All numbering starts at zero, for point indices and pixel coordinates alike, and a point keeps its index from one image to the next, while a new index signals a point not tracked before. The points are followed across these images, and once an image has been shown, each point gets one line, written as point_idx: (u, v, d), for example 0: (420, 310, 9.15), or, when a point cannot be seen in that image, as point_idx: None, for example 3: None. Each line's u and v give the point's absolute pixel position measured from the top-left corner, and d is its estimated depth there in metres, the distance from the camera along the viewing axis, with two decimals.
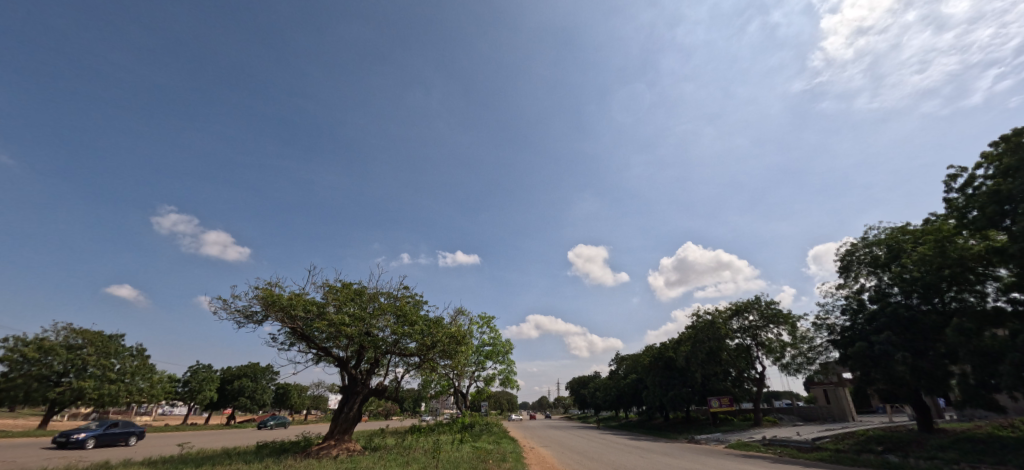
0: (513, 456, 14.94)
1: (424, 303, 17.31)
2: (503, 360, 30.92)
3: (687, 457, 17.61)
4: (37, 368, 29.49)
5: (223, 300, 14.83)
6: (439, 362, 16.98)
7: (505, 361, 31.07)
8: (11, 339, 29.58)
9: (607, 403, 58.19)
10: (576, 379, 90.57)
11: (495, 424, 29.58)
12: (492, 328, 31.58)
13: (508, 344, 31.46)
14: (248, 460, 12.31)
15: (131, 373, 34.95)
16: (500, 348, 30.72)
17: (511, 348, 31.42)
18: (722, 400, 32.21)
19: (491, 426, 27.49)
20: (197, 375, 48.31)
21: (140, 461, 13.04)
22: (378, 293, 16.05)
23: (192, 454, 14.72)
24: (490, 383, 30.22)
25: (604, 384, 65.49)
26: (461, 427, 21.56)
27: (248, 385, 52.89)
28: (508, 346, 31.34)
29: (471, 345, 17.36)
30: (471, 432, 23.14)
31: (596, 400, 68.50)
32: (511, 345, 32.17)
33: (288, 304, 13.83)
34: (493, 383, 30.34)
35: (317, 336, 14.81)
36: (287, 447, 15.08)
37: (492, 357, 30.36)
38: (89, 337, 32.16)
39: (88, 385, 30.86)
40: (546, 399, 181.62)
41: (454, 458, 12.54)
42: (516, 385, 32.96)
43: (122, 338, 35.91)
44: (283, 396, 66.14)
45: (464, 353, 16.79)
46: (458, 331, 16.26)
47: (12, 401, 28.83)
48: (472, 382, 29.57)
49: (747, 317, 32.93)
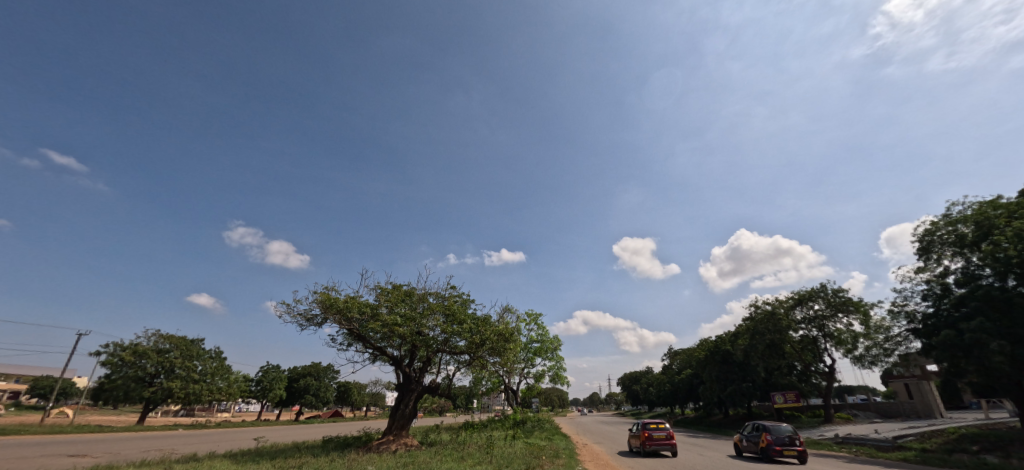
0: (566, 452, 14.82)
1: (472, 302, 17.46)
2: (552, 356, 30.84)
3: (752, 456, 16.52)
4: (134, 370, 33.04)
5: (286, 304, 15.84)
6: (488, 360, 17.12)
7: (554, 358, 31.09)
8: (112, 344, 33.27)
9: (661, 399, 56.57)
10: (628, 375, 88.62)
11: (548, 420, 29.48)
12: (540, 325, 31.66)
13: (557, 340, 31.56)
14: (316, 453, 13.09)
15: (211, 373, 38.22)
16: (548, 345, 30.66)
17: (559, 344, 31.29)
18: (787, 395, 30.31)
19: (543, 422, 27.43)
20: (267, 374, 52.11)
21: (222, 454, 14.02)
22: (427, 293, 16.46)
23: (267, 448, 15.74)
24: (540, 380, 30.25)
25: (657, 379, 63.49)
26: (513, 424, 21.64)
27: (313, 383, 56.33)
28: (556, 343, 31.20)
29: (519, 342, 17.35)
30: (523, 429, 23.06)
31: (650, 395, 66.56)
32: (559, 341, 32.10)
33: (344, 307, 14.51)
34: (543, 380, 30.31)
35: (372, 336, 15.38)
36: (350, 441, 15.89)
37: (541, 353, 30.37)
38: (175, 342, 35.55)
39: (175, 385, 34.07)
40: (598, 396, 179.90)
41: (507, 454, 12.66)
42: (566, 381, 32.72)
43: (201, 342, 39.29)
44: (344, 393, 69.95)
45: (512, 351, 16.81)
46: (506, 329, 16.25)
47: (115, 400, 32.52)
48: (522, 379, 29.75)
49: (812, 306, 30.68)
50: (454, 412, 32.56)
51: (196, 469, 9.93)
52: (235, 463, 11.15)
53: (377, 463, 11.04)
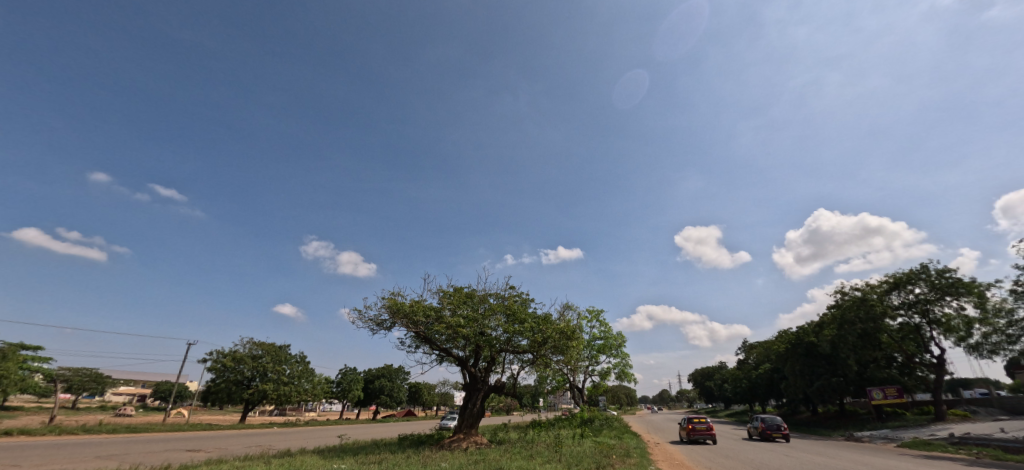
0: (637, 451, 14.35)
1: (532, 301, 17.52)
2: (617, 353, 30.18)
3: (849, 458, 14.97)
4: (233, 375, 37.01)
5: (358, 311, 16.83)
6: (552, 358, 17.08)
7: (620, 355, 30.41)
8: (215, 352, 37.42)
9: (737, 396, 53.24)
10: (700, 371, 84.44)
11: (616, 418, 28.88)
12: (602, 322, 31.13)
13: (620, 336, 30.86)
14: (393, 450, 13.84)
15: (298, 376, 41.59)
16: (612, 342, 30.03)
17: (623, 340, 30.57)
18: (886, 390, 27.29)
19: (612, 420, 26.90)
20: (346, 376, 56.02)
21: (312, 450, 15.29)
22: (487, 294, 16.76)
23: (350, 444, 16.94)
24: (605, 378, 29.73)
25: (731, 374, 59.81)
26: (582, 422, 21.52)
27: (386, 384, 59.63)
28: (620, 339, 30.51)
29: (581, 339, 17.11)
30: (591, 428, 22.80)
31: (725, 392, 62.81)
32: (623, 337, 31.33)
33: (410, 311, 15.19)
34: (608, 377, 29.75)
35: (437, 338, 15.93)
36: (424, 439, 16.62)
37: (605, 350, 29.85)
38: (265, 348, 39.12)
39: (268, 387, 37.59)
40: (668, 393, 173.26)
41: (577, 452, 12.55)
42: (633, 378, 31.86)
43: (288, 348, 42.86)
44: (415, 394, 73.34)
45: (575, 348, 16.64)
46: (567, 326, 16.11)
47: (221, 400, 36.62)
48: (588, 377, 29.37)
49: (912, 290, 27.35)
50: (522, 412, 32.84)
51: (291, 462, 10.89)
52: (323, 458, 12.11)
53: (450, 460, 11.44)
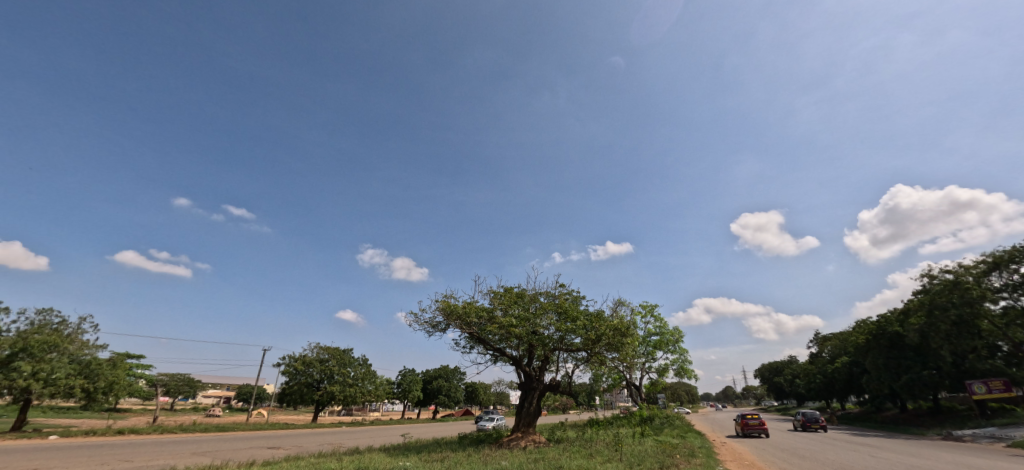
0: (703, 451, 13.71)
1: (583, 299, 17.32)
2: (674, 349, 29.15)
3: (951, 460, 13.39)
4: (304, 378, 39.82)
5: (414, 314, 17.48)
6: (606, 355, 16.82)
7: (678, 351, 29.36)
8: (288, 356, 40.33)
9: (811, 392, 49.54)
10: (768, 366, 79.39)
11: (677, 416, 27.86)
12: (657, 317, 30.21)
13: (677, 331, 29.80)
14: (454, 448, 14.23)
15: (361, 378, 43.74)
16: (668, 337, 29.03)
17: (681, 336, 29.45)
18: (989, 384, 24.32)
19: (673, 419, 25.94)
20: (406, 377, 58.33)
21: (379, 448, 16.08)
22: (538, 293, 16.80)
23: (413, 443, 17.62)
24: (664, 375, 28.80)
25: (804, 369, 55.68)
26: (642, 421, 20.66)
27: (444, 384, 61.40)
28: (677, 335, 29.44)
29: (637, 336, 16.67)
30: (653, 426, 22.05)
31: (797, 388, 58.51)
32: (680, 332, 30.20)
33: (463, 313, 15.55)
34: (667, 374, 28.78)
35: (491, 338, 16.19)
36: (483, 437, 16.94)
37: (662, 347, 28.92)
38: (331, 352, 41.59)
39: (336, 389, 39.94)
40: (731, 390, 164.61)
41: (638, 452, 12.23)
42: (693, 375, 30.58)
43: (352, 351, 45.24)
44: (472, 393, 74.98)
45: (630, 345, 16.26)
46: (621, 322, 15.75)
47: (295, 402, 39.44)
48: (644, 374, 28.62)
49: (1017, 270, 24.17)
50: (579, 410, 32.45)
51: (362, 459, 11.53)
52: (390, 456, 12.71)
53: (510, 458, 11.53)
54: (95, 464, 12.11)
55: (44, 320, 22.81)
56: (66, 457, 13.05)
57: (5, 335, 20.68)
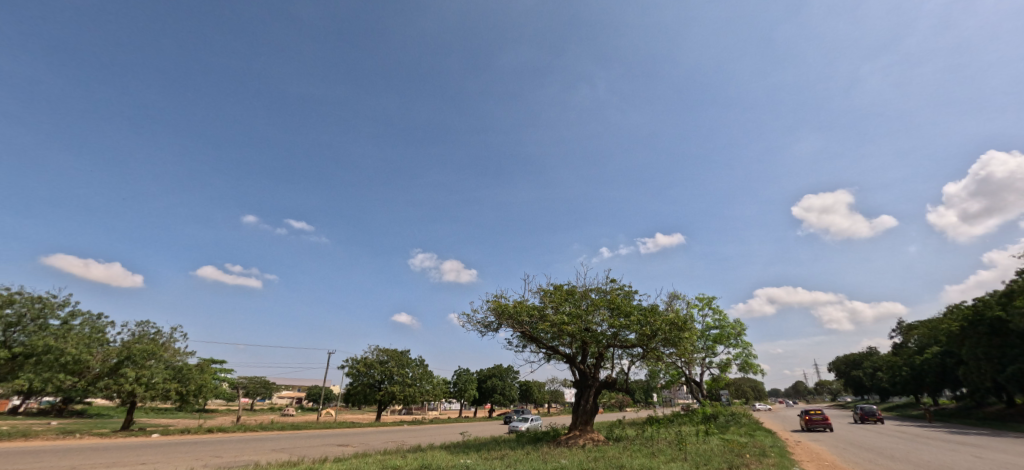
0: (776, 451, 12.88)
1: (635, 293, 16.89)
2: (736, 343, 27.78)
3: None
4: (367, 378, 41.98)
5: (467, 315, 17.87)
6: (663, 351, 16.31)
7: (740, 345, 27.99)
8: (350, 359, 42.62)
9: (897, 387, 45.17)
10: (845, 359, 73.27)
11: (743, 413, 26.49)
12: (716, 310, 28.97)
13: (739, 325, 28.39)
14: (513, 446, 14.36)
15: (419, 378, 45.16)
16: (729, 331, 27.71)
17: (742, 328, 28.00)
18: None
19: (739, 416, 24.65)
20: (461, 377, 59.74)
21: (440, 445, 16.57)
22: (588, 290, 16.59)
23: (473, 440, 17.99)
24: (726, 370, 27.55)
25: (887, 361, 50.90)
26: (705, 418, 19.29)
27: (498, 383, 62.33)
28: (738, 328, 28.02)
29: (695, 330, 16.01)
30: (718, 424, 21.07)
31: (881, 382, 53.41)
32: (741, 325, 28.69)
33: (514, 312, 15.63)
34: (729, 369, 27.47)
35: (543, 336, 16.21)
36: (540, 436, 16.99)
37: (722, 341, 27.64)
38: (389, 354, 43.44)
39: (396, 389, 41.66)
40: (801, 385, 153.74)
41: (703, 451, 11.74)
42: (758, 370, 28.96)
43: (409, 353, 46.91)
44: (526, 391, 75.51)
45: (688, 340, 15.65)
46: (677, 316, 15.19)
47: (359, 401, 41.62)
48: (705, 370, 27.50)
49: None
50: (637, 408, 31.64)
51: (425, 457, 11.93)
52: (451, 453, 13.06)
53: (569, 456, 11.46)
54: (191, 459, 13.43)
55: (143, 331, 25.52)
56: (168, 453, 14.58)
57: (113, 345, 23.32)
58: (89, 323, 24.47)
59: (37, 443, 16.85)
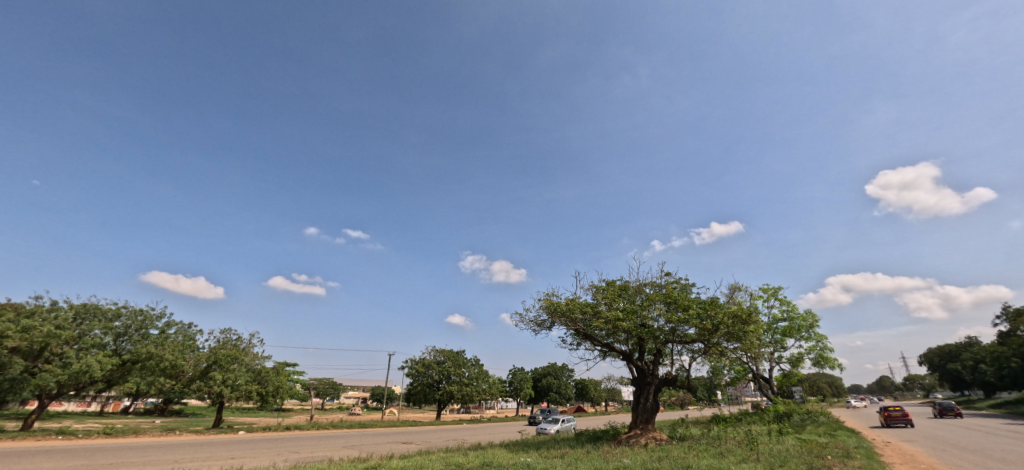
0: (861, 452, 11.82)
1: (692, 287, 16.21)
2: (808, 336, 25.91)
3: None
4: (426, 379, 43.48)
5: (519, 314, 18.04)
6: (727, 346, 15.55)
7: (814, 338, 26.05)
8: (410, 359, 44.33)
9: (1007, 381, 39.85)
10: (941, 350, 65.70)
11: (820, 411, 24.61)
12: (783, 300, 27.16)
13: (810, 315, 26.47)
14: (573, 445, 14.30)
15: (476, 377, 45.89)
16: (799, 323, 25.91)
17: (815, 320, 26.03)
18: None
19: (817, 414, 22.89)
20: (516, 376, 60.16)
21: (500, 444, 16.79)
22: (642, 285, 16.17)
23: (532, 439, 18.07)
24: (798, 365, 25.75)
25: (992, 352, 45.04)
26: (777, 417, 18.06)
27: (553, 382, 62.50)
28: (810, 319, 26.11)
29: (761, 323, 15.10)
30: (792, 423, 19.71)
31: (987, 376, 47.34)
32: (813, 316, 26.68)
33: (567, 309, 15.55)
34: (802, 365, 25.65)
35: (598, 333, 16.00)
36: (600, 434, 16.78)
37: (792, 334, 25.89)
38: (446, 354, 44.72)
39: (454, 388, 42.82)
40: (887, 381, 139.86)
41: (778, 452, 11.05)
42: (836, 364, 26.81)
43: (465, 353, 47.91)
44: (582, 390, 74.79)
45: (754, 333, 14.79)
46: (740, 309, 14.39)
47: (420, 401, 43.22)
48: (774, 366, 25.85)
49: None
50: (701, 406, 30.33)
51: (486, 454, 12.16)
52: (511, 451, 13.24)
53: (631, 456, 11.24)
54: (274, 454, 14.59)
55: (227, 338, 28.01)
56: (255, 448, 15.93)
57: (202, 350, 25.89)
58: (180, 332, 26.78)
59: (147, 439, 19.07)
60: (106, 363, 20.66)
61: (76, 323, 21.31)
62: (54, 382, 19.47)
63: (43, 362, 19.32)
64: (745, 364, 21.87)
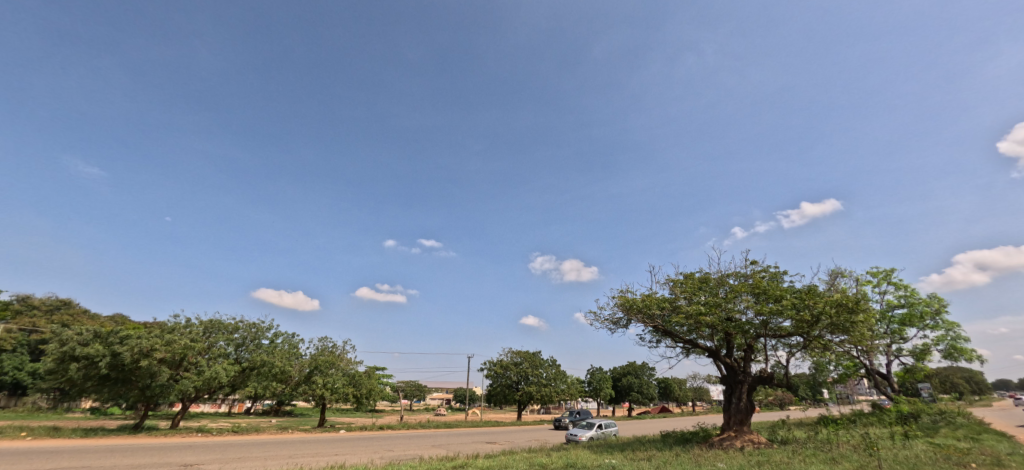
0: (1019, 460, 9.96)
1: (784, 275, 14.86)
2: (935, 324, 22.46)
3: None
4: (504, 380, 44.38)
5: (594, 312, 17.82)
6: (831, 339, 13.99)
7: (941, 325, 22.52)
8: (488, 361, 45.53)
9: None
10: None
11: (958, 411, 21.14)
12: (899, 284, 23.82)
13: (934, 299, 22.97)
14: (660, 447, 13.78)
15: (553, 378, 45.76)
16: (921, 309, 22.58)
17: (943, 306, 22.50)
18: None
19: (954, 415, 19.70)
20: (595, 376, 59.05)
21: (583, 444, 16.66)
22: (725, 276, 15.18)
23: (616, 440, 17.68)
24: (924, 358, 22.41)
25: None
26: (902, 418, 15.85)
27: (634, 381, 60.63)
28: (935, 305, 22.62)
29: (871, 312, 13.42)
30: (921, 425, 17.17)
31: None
32: (939, 301, 23.06)
33: (643, 306, 15.04)
34: (929, 358, 22.29)
35: (679, 330, 15.28)
36: (688, 436, 15.97)
37: (913, 322, 22.61)
38: (522, 355, 45.28)
39: (532, 389, 43.16)
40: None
41: (905, 459, 9.70)
42: (975, 356, 22.91)
43: (541, 353, 48.10)
44: (666, 389, 71.35)
45: (864, 323, 13.17)
46: (845, 297, 12.87)
47: (500, 401, 44.23)
48: (892, 359, 22.77)
49: None
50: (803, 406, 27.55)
51: (569, 455, 12.15)
52: (595, 452, 13.09)
53: (727, 460, 10.56)
54: (372, 451, 15.84)
55: (325, 345, 30.91)
56: (358, 446, 17.36)
57: (305, 357, 28.81)
58: (287, 341, 30.13)
59: (266, 437, 21.60)
60: (230, 370, 23.88)
61: (206, 336, 24.87)
62: (193, 387, 22.95)
63: (184, 370, 22.81)
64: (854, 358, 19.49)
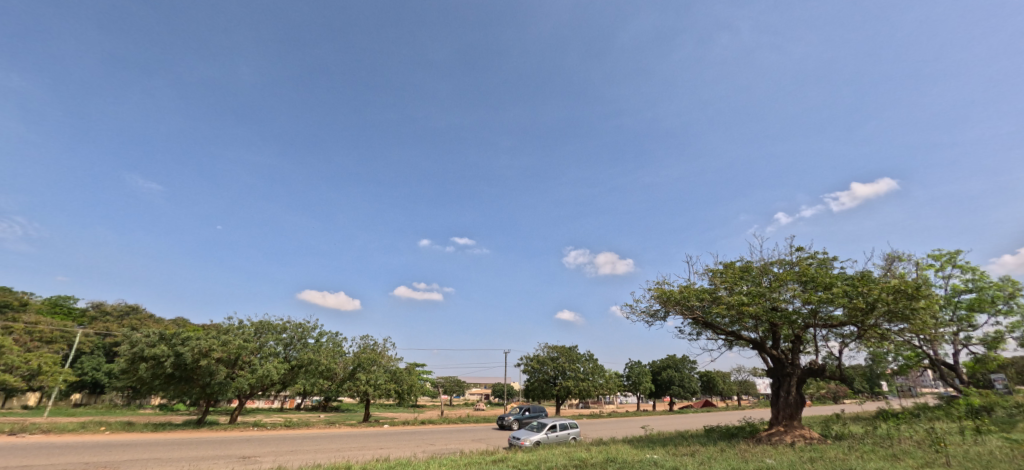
0: None
1: (833, 262, 14.10)
2: (1010, 309, 20.59)
3: None
4: (541, 375, 44.43)
5: (629, 305, 17.55)
6: (889, 328, 13.15)
7: (1017, 311, 20.63)
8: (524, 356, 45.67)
9: None
10: None
11: None
12: (965, 268, 22.01)
13: (1007, 282, 21.07)
14: (704, 442, 13.42)
15: (591, 372, 45.29)
16: (993, 293, 20.72)
17: (1018, 290, 20.55)
18: None
19: None
20: (633, 370, 57.98)
21: (623, 439, 16.42)
22: (768, 264, 14.58)
23: (658, 435, 17.34)
24: (998, 347, 20.62)
25: None
26: (973, 412, 14.66)
27: (674, 375, 59.11)
28: (1009, 288, 20.70)
29: (933, 298, 12.51)
30: (995, 419, 15.86)
31: None
32: (1014, 284, 21.10)
33: (682, 297, 14.67)
34: (1003, 346, 20.48)
35: (720, 321, 14.82)
36: (734, 431, 15.44)
37: (983, 308, 20.81)
38: (559, 350, 45.11)
39: (570, 383, 43.01)
40: None
41: (978, 456, 9.00)
42: None
43: (577, 348, 47.77)
44: (709, 383, 69.14)
45: (927, 310, 12.28)
46: (903, 283, 12.04)
47: (538, 396, 44.36)
48: (960, 349, 21.10)
49: None
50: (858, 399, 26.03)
51: (609, 450, 12.03)
52: (636, 447, 12.89)
53: (776, 456, 10.14)
54: (415, 445, 16.30)
55: (366, 343, 32.01)
56: (402, 439, 17.92)
57: (348, 355, 29.96)
58: (331, 340, 31.45)
59: (316, 431, 22.69)
60: (280, 368, 25.25)
61: (257, 337, 26.35)
62: (248, 384, 24.41)
63: (239, 368, 24.31)
64: (916, 348, 18.22)
